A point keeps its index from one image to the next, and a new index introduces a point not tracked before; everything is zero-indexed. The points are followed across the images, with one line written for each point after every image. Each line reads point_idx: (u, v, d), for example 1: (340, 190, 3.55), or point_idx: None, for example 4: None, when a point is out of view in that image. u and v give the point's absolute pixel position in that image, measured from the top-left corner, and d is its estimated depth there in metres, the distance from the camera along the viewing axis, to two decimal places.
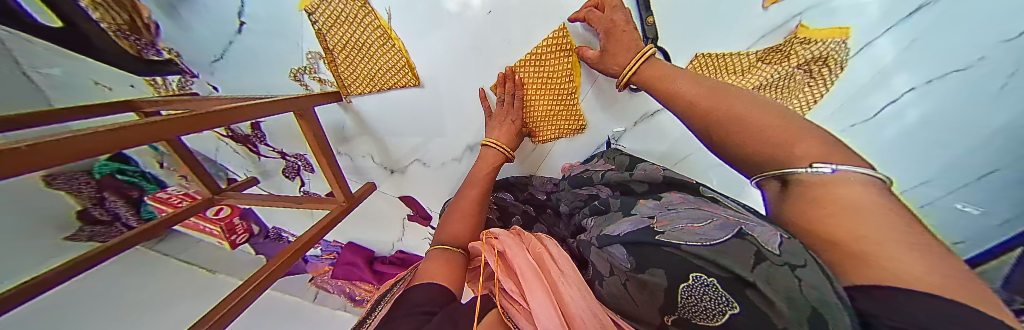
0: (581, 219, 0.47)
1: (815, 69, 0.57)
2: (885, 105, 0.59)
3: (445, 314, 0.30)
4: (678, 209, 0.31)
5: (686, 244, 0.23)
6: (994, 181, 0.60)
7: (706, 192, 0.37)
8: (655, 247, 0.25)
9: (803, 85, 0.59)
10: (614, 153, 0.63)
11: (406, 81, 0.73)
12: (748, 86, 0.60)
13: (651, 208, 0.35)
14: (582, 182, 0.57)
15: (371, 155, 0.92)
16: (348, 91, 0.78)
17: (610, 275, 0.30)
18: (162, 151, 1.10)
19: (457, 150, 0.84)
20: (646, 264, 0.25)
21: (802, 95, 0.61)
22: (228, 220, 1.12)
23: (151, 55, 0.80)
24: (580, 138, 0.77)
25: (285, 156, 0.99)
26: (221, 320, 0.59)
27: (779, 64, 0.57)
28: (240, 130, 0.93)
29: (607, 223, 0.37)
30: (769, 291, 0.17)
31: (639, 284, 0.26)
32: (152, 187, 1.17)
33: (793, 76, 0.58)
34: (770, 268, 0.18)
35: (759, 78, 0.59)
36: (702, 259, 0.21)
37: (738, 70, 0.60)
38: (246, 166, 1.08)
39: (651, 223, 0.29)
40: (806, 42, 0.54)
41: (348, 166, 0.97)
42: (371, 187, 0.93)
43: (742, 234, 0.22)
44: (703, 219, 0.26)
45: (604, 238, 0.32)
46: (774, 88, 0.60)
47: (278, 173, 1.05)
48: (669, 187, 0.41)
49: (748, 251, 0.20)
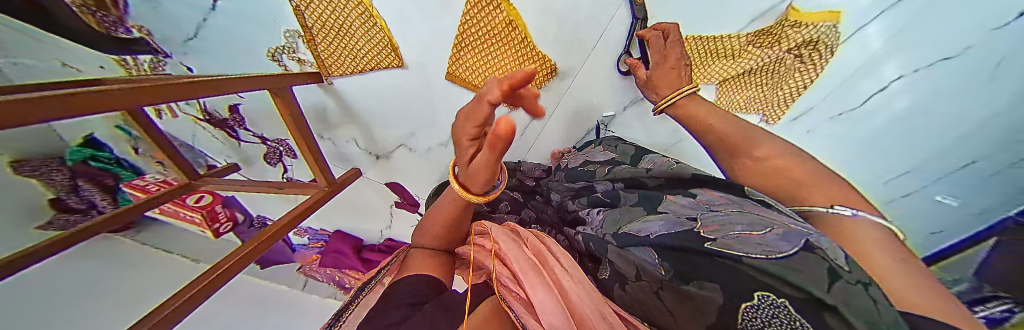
0: (576, 209, 0.45)
1: (806, 54, 0.55)
2: (871, 94, 0.51)
3: (441, 307, 0.26)
4: (723, 213, 0.25)
5: (749, 257, 0.18)
6: (965, 177, 0.47)
7: (753, 195, 0.27)
8: (703, 257, 0.21)
9: (794, 71, 0.57)
10: (614, 141, 0.56)
11: (390, 61, 0.65)
12: (738, 71, 0.63)
13: (684, 207, 0.29)
14: (583, 175, 0.51)
15: (355, 140, 0.81)
16: (328, 71, 0.68)
17: (634, 280, 0.26)
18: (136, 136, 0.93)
19: (442, 135, 0.81)
20: (691, 275, 0.21)
21: (790, 82, 0.58)
22: (210, 208, 1.01)
23: (119, 33, 0.61)
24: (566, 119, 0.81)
25: (266, 142, 0.93)
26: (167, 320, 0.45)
27: (771, 48, 0.58)
28: (217, 114, 0.83)
29: (625, 221, 0.32)
30: (855, 319, 0.13)
31: (680, 296, 0.21)
32: (129, 174, 0.96)
33: (782, 62, 0.57)
34: (847, 288, 0.14)
35: (746, 62, 0.61)
36: (772, 277, 0.16)
37: (730, 53, 0.63)
38: (225, 152, 0.98)
39: (695, 227, 0.24)
40: (796, 25, 0.55)
41: (331, 153, 0.85)
42: (357, 172, 0.86)
43: (825, 249, 0.17)
44: (760, 225, 0.21)
45: (631, 238, 0.28)
46: (762, 73, 0.60)
47: (260, 159, 0.99)
48: (698, 187, 0.33)
49: (821, 268, 0.15)
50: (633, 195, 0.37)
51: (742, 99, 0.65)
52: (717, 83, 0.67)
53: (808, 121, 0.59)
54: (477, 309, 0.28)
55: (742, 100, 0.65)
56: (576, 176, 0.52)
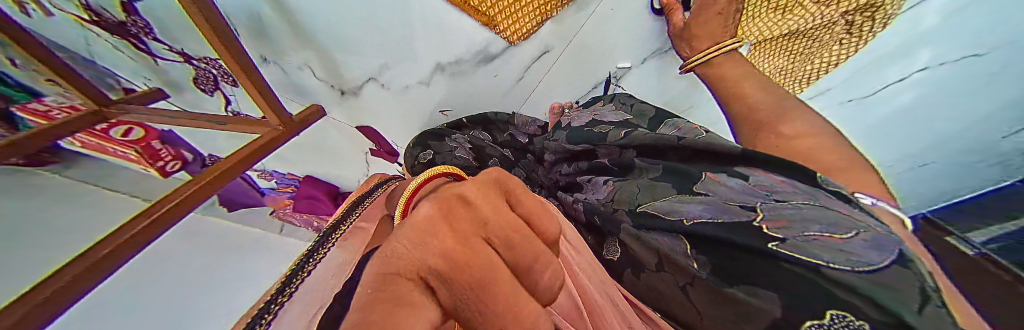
0: (574, 174, 0.43)
1: (859, 21, 0.41)
2: (888, 84, 0.41)
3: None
4: (793, 205, 0.22)
5: (830, 266, 0.18)
6: (953, 162, 0.38)
7: (830, 185, 0.23)
8: (761, 260, 0.20)
9: (835, 43, 0.43)
10: (631, 98, 0.49)
11: None
12: (780, 32, 0.47)
13: (732, 191, 0.26)
14: (588, 137, 0.43)
15: (311, 68, 0.64)
16: None
17: (655, 269, 0.26)
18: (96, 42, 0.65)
19: (422, 72, 0.67)
20: (742, 277, 0.20)
21: (823, 55, 0.45)
22: (145, 143, 0.78)
23: None
24: (572, 67, 0.76)
25: (190, 61, 0.74)
26: (111, 257, 0.33)
27: (828, 6, 0.42)
28: (106, 14, 0.59)
29: (647, 198, 0.29)
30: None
31: (717, 297, 0.21)
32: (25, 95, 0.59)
33: (831, 28, 0.43)
34: (938, 314, 0.15)
35: (793, 22, 0.46)
36: (851, 293, 0.16)
37: (780, 6, 0.46)
38: (141, 72, 0.76)
39: (755, 219, 0.22)
40: None
41: (281, 83, 0.67)
42: (319, 110, 0.73)
43: (905, 262, 0.17)
44: (841, 224, 0.20)
45: (657, 218, 0.26)
46: (806, 40, 0.46)
47: (189, 85, 0.80)
48: (745, 166, 0.28)
49: (915, 290, 0.16)
50: (656, 168, 0.33)
51: (766, 71, 0.49)
52: (750, 44, 0.50)
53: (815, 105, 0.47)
54: None
55: (766, 72, 0.49)
56: (577, 137, 0.45)
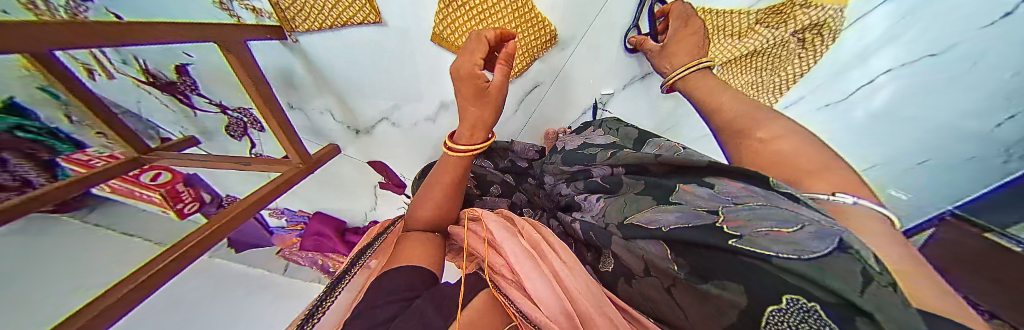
0: (573, 194, 0.45)
1: (809, 38, 0.54)
2: None
3: (432, 304, 0.26)
4: (749, 206, 0.23)
5: (778, 256, 0.17)
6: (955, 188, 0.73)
7: (783, 188, 0.23)
8: (723, 256, 0.20)
9: (794, 57, 0.57)
10: (618, 124, 0.52)
11: (362, 17, 0.54)
12: (742, 51, 0.59)
13: (701, 199, 0.27)
14: (583, 159, 0.47)
15: (330, 111, 0.72)
16: (292, 26, 0.54)
17: (643, 276, 0.28)
18: (156, 99, 0.77)
19: (427, 110, 0.75)
20: (711, 275, 0.21)
21: (789, 68, 0.58)
22: (169, 187, 0.83)
23: None
24: (557, 97, 0.82)
25: (227, 111, 0.83)
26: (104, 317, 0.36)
27: (778, 29, 0.56)
28: (162, 75, 0.70)
29: (632, 210, 0.32)
30: (889, 321, 0.12)
31: (696, 295, 0.22)
32: (69, 147, 0.66)
33: (785, 45, 0.56)
34: (882, 291, 0.13)
35: (751, 42, 0.58)
36: (800, 277, 0.16)
37: (737, 32, 0.59)
38: (180, 122, 0.85)
39: (717, 221, 0.23)
40: (806, 5, 0.52)
41: (304, 126, 0.76)
42: (334, 149, 0.79)
43: (861, 249, 0.15)
44: (789, 220, 0.19)
45: (639, 229, 0.28)
46: (765, 54, 0.58)
47: (220, 129, 0.88)
48: (714, 176, 0.29)
49: (856, 271, 0.14)
50: (639, 184, 0.36)
51: (741, 83, 0.62)
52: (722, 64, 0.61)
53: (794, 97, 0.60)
54: (472, 302, 0.29)
55: (741, 85, 0.62)
56: (574, 159, 0.48)
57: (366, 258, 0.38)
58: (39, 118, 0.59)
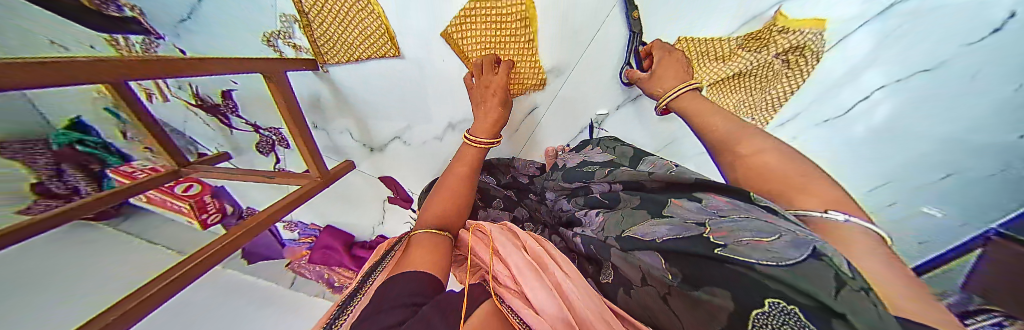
0: (575, 211, 0.45)
1: (793, 60, 0.48)
2: (856, 102, 0.50)
3: (440, 313, 0.24)
4: (732, 219, 0.25)
5: (761, 263, 0.18)
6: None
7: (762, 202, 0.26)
8: (712, 263, 0.21)
9: (778, 77, 0.50)
10: (613, 143, 0.54)
11: (383, 51, 0.60)
12: (725, 75, 0.51)
13: (690, 212, 0.29)
14: (582, 177, 0.48)
15: (348, 131, 0.78)
16: (325, 59, 0.63)
17: (640, 285, 0.27)
18: (204, 119, 0.88)
19: (435, 130, 0.76)
20: (701, 280, 0.21)
21: (777, 87, 0.51)
22: (199, 198, 0.89)
23: (112, 12, 0.58)
24: (556, 117, 0.71)
25: (258, 130, 0.90)
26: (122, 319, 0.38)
27: (760, 52, 0.48)
28: (208, 99, 0.80)
29: (627, 224, 0.33)
30: (860, 322, 0.13)
31: (689, 302, 0.22)
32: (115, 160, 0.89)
33: (770, 66, 0.49)
34: (851, 295, 0.14)
35: (737, 66, 0.50)
36: (781, 283, 0.17)
37: (720, 56, 0.51)
38: (216, 139, 0.96)
39: (704, 232, 0.24)
40: (784, 31, 0.46)
41: (325, 145, 0.84)
42: (349, 165, 0.82)
43: (833, 256, 0.17)
44: (768, 231, 0.21)
45: (635, 241, 0.29)
46: (748, 78, 0.51)
47: (251, 146, 0.96)
48: (702, 191, 0.32)
49: (827, 276, 0.15)
50: (635, 199, 0.37)
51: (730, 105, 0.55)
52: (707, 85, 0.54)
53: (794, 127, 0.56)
54: (478, 309, 0.29)
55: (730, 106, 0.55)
56: (573, 177, 0.49)
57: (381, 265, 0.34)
58: (98, 134, 0.86)
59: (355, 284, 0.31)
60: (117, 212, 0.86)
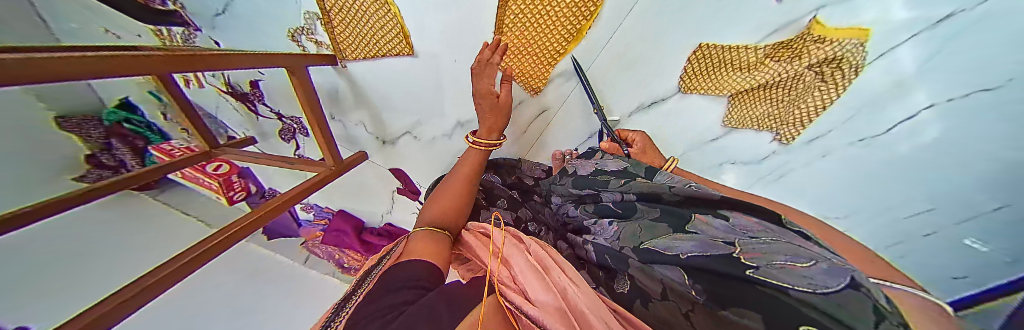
0: (584, 219, 0.45)
1: (828, 72, 0.40)
2: (900, 122, 0.39)
3: (443, 299, 0.25)
4: (763, 241, 0.24)
5: (796, 288, 0.19)
6: None
7: (794, 226, 0.25)
8: (744, 284, 0.22)
9: (812, 89, 0.43)
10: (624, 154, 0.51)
11: (398, 48, 0.61)
12: (748, 85, 0.47)
13: (717, 230, 0.28)
14: (594, 184, 0.46)
15: (364, 123, 0.80)
16: (343, 55, 0.65)
17: (661, 299, 0.28)
18: (233, 105, 0.94)
19: (446, 125, 0.75)
20: (728, 302, 0.22)
21: (808, 100, 0.44)
22: (226, 177, 0.96)
23: (156, 5, 0.64)
24: (567, 118, 0.66)
25: (281, 118, 0.94)
26: (118, 310, 0.38)
27: (789, 63, 0.42)
28: (238, 88, 0.86)
29: (647, 236, 0.33)
30: None
31: (715, 320, 0.23)
32: (156, 138, 0.95)
33: (801, 78, 0.42)
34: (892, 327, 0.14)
35: (762, 77, 0.45)
36: (816, 310, 0.17)
37: (742, 66, 0.46)
38: (243, 124, 1.01)
39: (735, 252, 0.24)
40: (819, 40, 0.38)
41: (341, 135, 0.86)
42: (362, 156, 0.84)
43: (871, 287, 0.17)
44: (803, 256, 0.21)
45: (658, 254, 0.30)
46: (774, 88, 0.45)
47: (275, 134, 1.01)
48: (726, 209, 0.31)
49: (867, 306, 0.16)
50: (654, 211, 0.36)
51: (753, 117, 0.50)
52: (729, 96, 0.50)
53: (821, 145, 0.47)
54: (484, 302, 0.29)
55: (753, 118, 0.50)
56: (583, 183, 0.47)
57: (382, 264, 0.37)
58: (144, 114, 0.94)
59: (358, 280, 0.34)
60: (155, 186, 0.94)
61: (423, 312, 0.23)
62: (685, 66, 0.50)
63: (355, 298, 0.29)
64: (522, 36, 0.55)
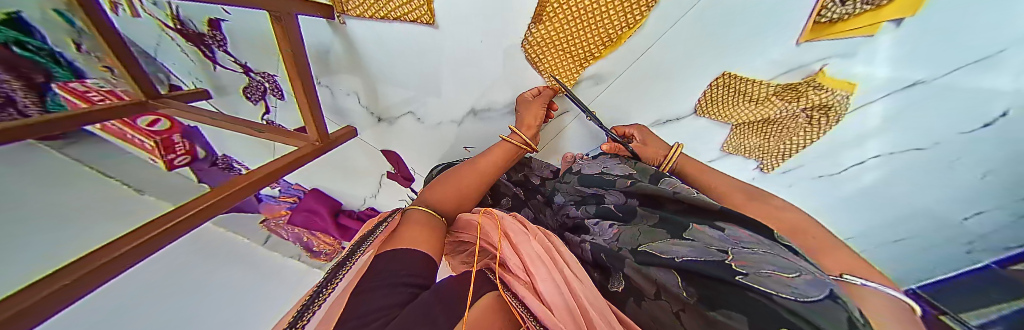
0: (582, 218, 0.48)
1: (817, 117, 0.58)
2: (849, 166, 0.62)
3: (436, 296, 0.24)
4: (754, 251, 0.28)
5: (779, 294, 0.21)
6: None
7: (784, 240, 0.29)
8: (735, 291, 0.24)
9: (800, 129, 0.61)
10: (629, 160, 0.57)
11: (414, 15, 0.57)
12: (756, 118, 0.62)
13: (713, 239, 0.31)
14: (598, 183, 0.52)
15: (356, 93, 0.74)
16: (342, 8, 0.57)
17: (654, 298, 0.30)
18: (183, 46, 0.79)
19: (457, 112, 0.75)
20: (715, 302, 0.25)
21: (794, 138, 0.63)
22: (167, 136, 0.79)
23: None
24: (574, 132, 0.77)
25: (249, 73, 0.82)
26: (125, 257, 0.31)
27: (790, 103, 0.57)
28: (191, 25, 0.72)
29: (646, 239, 0.36)
30: None
31: (704, 321, 0.25)
32: (66, 74, 0.70)
33: (795, 118, 0.59)
34: None
35: (768, 111, 0.60)
36: (799, 317, 0.19)
37: (755, 99, 0.60)
38: (195, 73, 0.87)
39: (725, 258, 0.27)
40: (820, 88, 0.54)
41: (328, 103, 0.78)
42: (351, 131, 0.78)
43: (846, 301, 0.20)
44: (790, 268, 0.24)
45: (652, 256, 0.32)
46: (775, 123, 0.61)
47: (238, 91, 0.88)
48: (722, 221, 0.34)
49: (840, 313, 0.18)
50: (653, 216, 0.40)
51: (748, 147, 0.69)
52: (733, 124, 0.67)
53: (791, 177, 0.71)
54: (478, 300, 0.28)
55: (747, 148, 0.69)
56: (589, 181, 0.53)
57: (370, 240, 0.34)
58: (43, 38, 0.65)
59: (346, 250, 0.32)
60: None
61: (419, 311, 0.21)
62: (705, 90, 0.63)
63: (344, 270, 0.28)
64: (559, 33, 0.58)
